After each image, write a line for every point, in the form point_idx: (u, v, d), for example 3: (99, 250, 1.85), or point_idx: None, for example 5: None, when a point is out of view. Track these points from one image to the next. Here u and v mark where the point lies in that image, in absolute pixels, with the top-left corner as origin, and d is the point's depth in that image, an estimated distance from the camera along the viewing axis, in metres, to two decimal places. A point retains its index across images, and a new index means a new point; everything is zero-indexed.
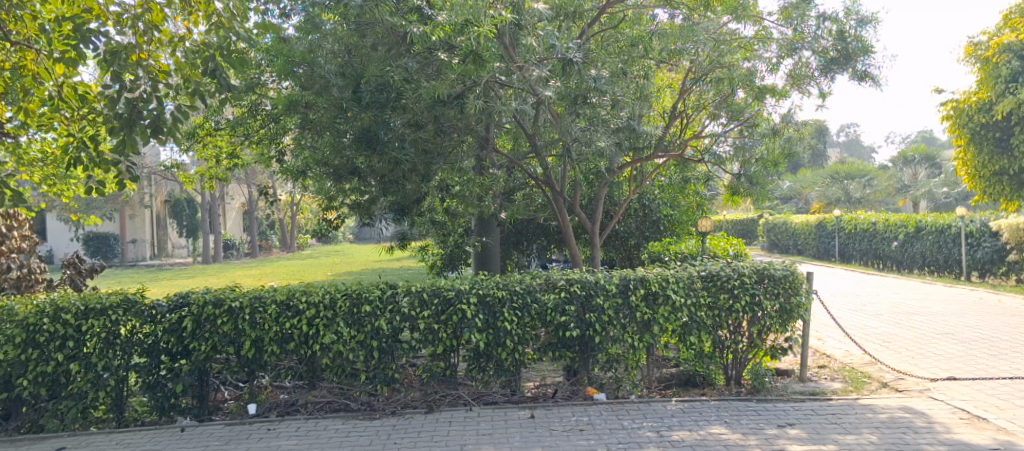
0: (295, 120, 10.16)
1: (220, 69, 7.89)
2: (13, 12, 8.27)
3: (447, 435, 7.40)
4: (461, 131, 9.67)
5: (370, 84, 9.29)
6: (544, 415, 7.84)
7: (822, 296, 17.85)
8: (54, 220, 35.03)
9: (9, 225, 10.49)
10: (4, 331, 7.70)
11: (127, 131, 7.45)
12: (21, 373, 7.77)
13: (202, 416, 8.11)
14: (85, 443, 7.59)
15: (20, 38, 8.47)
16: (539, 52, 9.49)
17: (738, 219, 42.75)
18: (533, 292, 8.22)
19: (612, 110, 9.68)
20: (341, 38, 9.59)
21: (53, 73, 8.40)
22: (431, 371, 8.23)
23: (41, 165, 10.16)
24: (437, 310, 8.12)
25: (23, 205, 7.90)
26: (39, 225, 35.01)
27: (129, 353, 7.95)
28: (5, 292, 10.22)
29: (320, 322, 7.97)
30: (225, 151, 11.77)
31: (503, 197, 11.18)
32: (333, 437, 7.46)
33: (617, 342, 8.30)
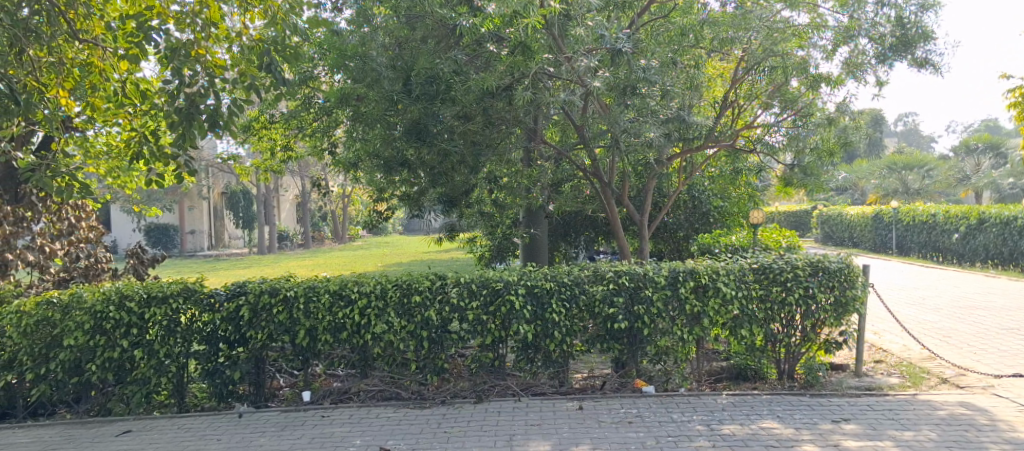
0: (347, 113, 10.37)
1: (275, 64, 8.02)
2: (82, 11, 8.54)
3: (496, 425, 7.48)
4: (509, 123, 9.67)
5: (421, 76, 9.35)
6: (592, 407, 7.87)
7: (879, 289, 17.54)
8: (118, 212, 36.30)
9: (77, 216, 10.95)
10: (73, 318, 7.97)
11: (186, 125, 7.62)
12: (89, 358, 8.04)
13: (258, 403, 8.32)
14: (149, 426, 7.84)
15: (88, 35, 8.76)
16: (587, 42, 9.33)
17: (790, 211, 42.15)
18: (581, 283, 8.26)
19: (662, 101, 9.48)
20: (392, 31, 9.82)
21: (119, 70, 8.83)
22: (480, 362, 8.31)
23: (107, 157, 10.62)
24: (486, 301, 8.18)
25: (89, 197, 8.03)
26: (104, 217, 36.33)
27: (189, 341, 8.17)
28: (75, 280, 10.46)
29: (371, 312, 8.11)
30: (280, 144, 12.02)
31: (550, 190, 11.44)
32: (383, 425, 7.58)
33: (666, 335, 8.31)
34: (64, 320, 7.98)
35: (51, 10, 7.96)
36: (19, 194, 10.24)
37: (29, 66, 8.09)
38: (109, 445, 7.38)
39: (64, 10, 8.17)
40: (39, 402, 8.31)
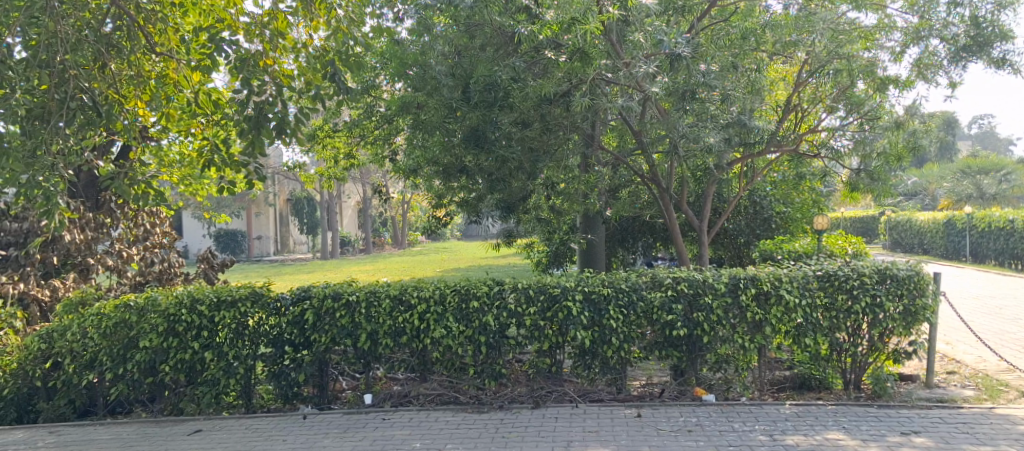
0: (408, 120, 10.52)
1: (338, 74, 8.19)
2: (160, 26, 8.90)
3: (554, 430, 7.48)
4: (567, 129, 9.66)
5: (478, 84, 9.58)
6: (651, 414, 7.82)
7: (955, 297, 17.06)
8: (188, 218, 37.52)
9: (152, 222, 11.37)
10: (148, 320, 8.25)
11: (255, 132, 7.87)
12: (163, 360, 8.29)
13: (322, 404, 8.48)
14: (218, 426, 8.05)
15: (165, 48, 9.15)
16: (645, 48, 9.23)
17: (857, 216, 41.28)
18: (639, 290, 8.23)
19: (721, 105, 9.46)
20: (452, 40, 9.91)
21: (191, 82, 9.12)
22: (538, 367, 8.33)
23: (179, 166, 11.06)
24: (544, 307, 8.21)
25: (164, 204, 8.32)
26: (175, 223, 37.62)
27: (256, 343, 8.37)
28: (151, 284, 10.97)
29: (431, 316, 8.21)
30: (342, 152, 12.22)
31: (608, 195, 11.43)
32: (443, 429, 7.66)
33: (727, 342, 8.21)
34: (140, 322, 8.26)
35: (131, 26, 8.43)
36: (100, 201, 10.76)
37: (111, 79, 8.51)
38: (180, 443, 7.60)
39: (142, 24, 8.56)
40: (117, 401, 8.63)
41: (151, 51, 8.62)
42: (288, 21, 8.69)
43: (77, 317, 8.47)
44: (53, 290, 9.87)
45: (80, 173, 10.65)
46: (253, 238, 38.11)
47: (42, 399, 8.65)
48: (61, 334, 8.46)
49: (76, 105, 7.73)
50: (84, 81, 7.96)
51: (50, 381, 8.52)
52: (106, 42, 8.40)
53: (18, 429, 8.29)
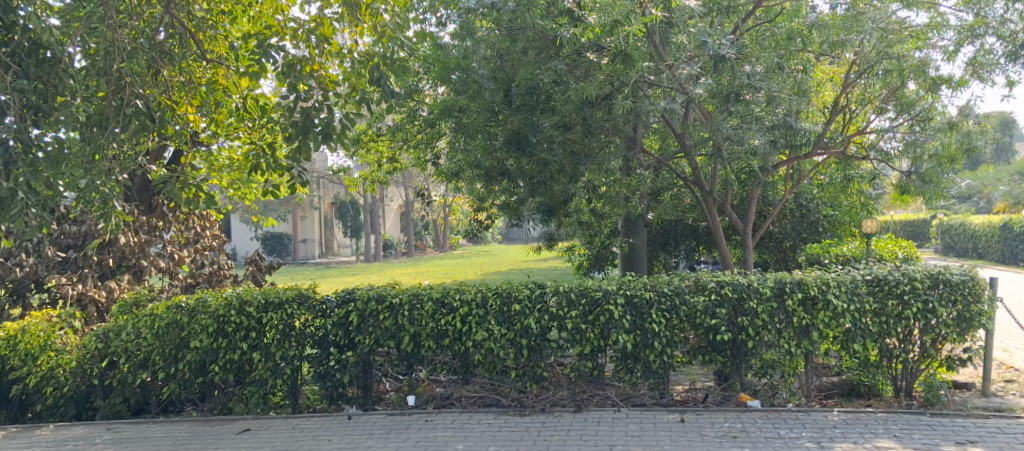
0: (450, 124, 10.57)
1: (383, 78, 8.24)
2: (209, 33, 9.20)
3: (596, 434, 7.43)
4: (609, 132, 9.58)
5: (520, 88, 9.55)
6: (694, 419, 7.75)
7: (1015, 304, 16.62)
8: (236, 222, 38.26)
9: (202, 225, 11.59)
10: (199, 321, 8.37)
11: (301, 137, 8.01)
12: (213, 360, 8.42)
13: (366, 405, 8.56)
14: (266, 425, 8.15)
15: (213, 55, 9.33)
16: (689, 49, 9.22)
17: (908, 219, 40.47)
18: (682, 294, 8.15)
19: (767, 107, 9.29)
20: (494, 43, 9.91)
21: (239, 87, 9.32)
22: (579, 371, 8.31)
23: (228, 170, 11.24)
24: (585, 310, 8.18)
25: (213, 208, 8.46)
26: (224, 226, 38.41)
27: (302, 344, 8.47)
28: (201, 286, 10.95)
29: (473, 319, 8.22)
30: (386, 156, 12.33)
31: (650, 198, 11.36)
32: (485, 431, 7.66)
33: (773, 348, 8.08)
34: (191, 323, 8.39)
35: (183, 33, 8.65)
36: (153, 205, 11.02)
37: (164, 85, 8.77)
38: (229, 442, 7.71)
39: (193, 32, 8.81)
40: (169, 400, 8.82)
41: (202, 57, 8.85)
42: (334, 27, 8.86)
43: (131, 318, 8.62)
44: (109, 291, 10.05)
45: (134, 177, 10.89)
46: (299, 242, 38.79)
47: (98, 397, 8.86)
48: (116, 334, 8.60)
49: (132, 111, 7.94)
50: (139, 88, 8.15)
51: (107, 380, 8.69)
52: (160, 50, 8.57)
53: (77, 426, 8.51)
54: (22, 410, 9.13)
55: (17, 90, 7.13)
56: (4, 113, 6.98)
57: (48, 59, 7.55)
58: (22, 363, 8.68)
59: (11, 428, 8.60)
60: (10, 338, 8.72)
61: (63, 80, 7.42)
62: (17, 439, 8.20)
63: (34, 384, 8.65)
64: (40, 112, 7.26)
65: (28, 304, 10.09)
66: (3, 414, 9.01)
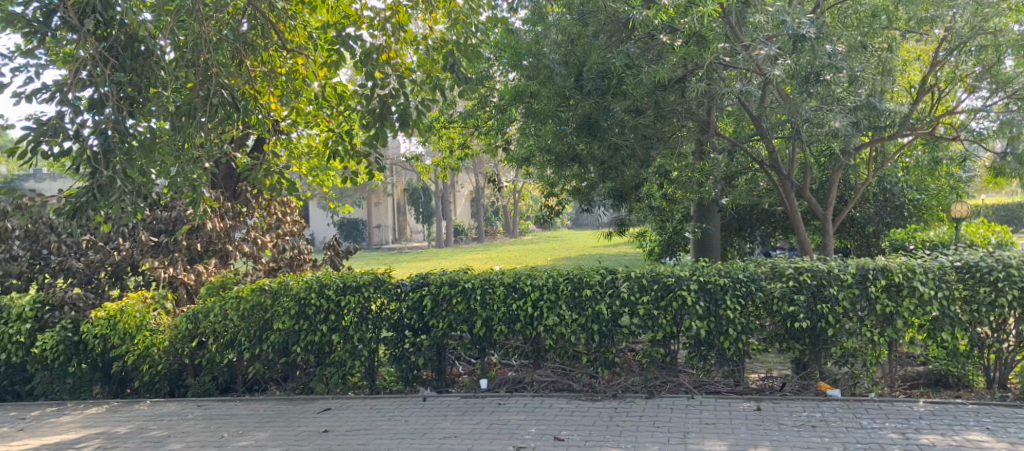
0: (521, 110, 10.48)
1: (457, 64, 8.23)
2: (289, 23, 9.43)
3: (670, 421, 7.33)
4: (682, 116, 9.37)
5: (592, 72, 9.37)
6: (771, 408, 7.57)
7: None
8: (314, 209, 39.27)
9: (284, 211, 11.79)
10: (282, 304, 8.55)
11: (379, 124, 8.19)
12: (295, 341, 8.62)
13: (440, 388, 8.66)
14: (346, 405, 8.30)
15: (294, 44, 9.54)
16: (767, 29, 9.00)
17: (1000, 203, 38.78)
18: (758, 280, 7.98)
19: (850, 87, 9.02)
20: (566, 28, 9.82)
21: (318, 76, 9.67)
22: (651, 357, 8.20)
23: (307, 157, 11.34)
24: (657, 296, 8.07)
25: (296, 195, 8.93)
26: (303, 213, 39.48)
27: (379, 327, 8.59)
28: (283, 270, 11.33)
29: (544, 304, 8.20)
30: (457, 142, 12.33)
31: (724, 183, 11.24)
32: (557, 415, 7.63)
33: (854, 336, 7.85)
34: (274, 306, 8.58)
35: (265, 24, 8.94)
36: (238, 191, 11.35)
37: (247, 76, 8.99)
38: (311, 420, 7.85)
39: (275, 22, 9.05)
40: (255, 379, 9.08)
41: (283, 48, 9.12)
42: (409, 14, 9.01)
43: (219, 300, 8.85)
44: (197, 274, 10.30)
45: (219, 166, 11.33)
46: (373, 228, 39.77)
47: (190, 374, 9.20)
48: (204, 315, 8.84)
49: (219, 101, 8.26)
50: (224, 78, 8.45)
51: (197, 359, 8.98)
52: (243, 41, 8.90)
53: (170, 402, 8.81)
54: (122, 386, 9.51)
55: (115, 82, 7.42)
56: (104, 106, 7.26)
57: (142, 52, 7.74)
58: (121, 342, 8.95)
59: (111, 402, 8.96)
60: (109, 317, 9.01)
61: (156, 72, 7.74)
62: (116, 413, 8.53)
63: (133, 362, 8.98)
64: (136, 104, 7.50)
65: (126, 285, 10.21)
66: (105, 389, 9.43)
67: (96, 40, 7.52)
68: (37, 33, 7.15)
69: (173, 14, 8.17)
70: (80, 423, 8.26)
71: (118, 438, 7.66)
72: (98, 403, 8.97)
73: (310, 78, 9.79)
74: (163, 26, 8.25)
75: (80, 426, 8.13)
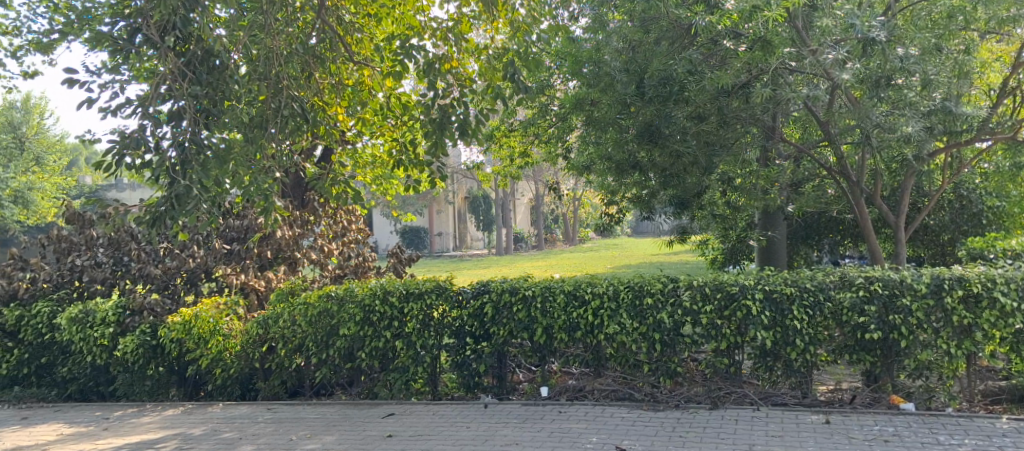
0: (582, 118, 10.43)
1: (516, 73, 8.26)
2: (355, 35, 9.59)
3: (734, 433, 7.16)
4: (745, 122, 9.18)
5: (653, 78, 9.23)
6: (841, 421, 7.35)
7: None
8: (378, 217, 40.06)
9: (349, 220, 11.94)
10: (347, 310, 8.63)
11: (438, 134, 8.31)
12: (359, 347, 8.69)
13: (501, 395, 8.63)
14: (409, 410, 8.32)
15: (360, 56, 9.78)
16: (835, 33, 8.74)
17: None
18: (827, 289, 7.77)
19: (923, 91, 8.71)
20: (627, 35, 9.69)
21: (384, 87, 9.84)
22: (715, 367, 8.04)
23: (371, 167, 11.37)
24: (721, 305, 7.92)
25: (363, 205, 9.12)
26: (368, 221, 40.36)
27: (440, 334, 8.64)
28: (347, 276, 11.35)
29: (605, 312, 8.12)
30: (517, 151, 12.28)
31: (788, 190, 10.55)
32: (619, 424, 7.52)
33: (928, 348, 7.60)
34: (340, 312, 8.65)
35: (333, 38, 9.01)
36: (306, 200, 11.49)
37: (316, 87, 9.16)
38: (375, 425, 7.89)
39: (343, 35, 9.26)
40: (322, 383, 9.17)
41: (350, 60, 9.30)
42: (471, 24, 9.10)
43: (287, 305, 8.99)
44: (267, 280, 10.49)
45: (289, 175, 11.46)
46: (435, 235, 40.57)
47: (261, 378, 9.29)
48: (274, 320, 8.98)
49: (288, 112, 8.40)
50: (294, 90, 8.64)
51: (267, 363, 9.13)
52: (312, 53, 9.06)
53: (241, 405, 8.97)
54: (196, 388, 9.68)
55: (191, 96, 7.60)
56: (181, 118, 7.45)
57: (217, 66, 7.89)
58: (196, 346, 9.20)
59: (187, 405, 9.16)
60: (184, 322, 9.20)
61: (229, 85, 7.84)
62: (192, 415, 8.71)
63: (206, 365, 9.19)
64: (211, 116, 7.64)
65: (200, 292, 10.43)
66: (181, 391, 9.62)
67: (176, 55, 7.82)
68: (121, 50, 7.52)
69: (247, 29, 8.49)
70: (158, 424, 8.47)
71: (193, 439, 7.81)
72: (174, 405, 9.19)
73: (376, 89, 9.95)
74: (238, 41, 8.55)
75: (158, 426, 8.34)
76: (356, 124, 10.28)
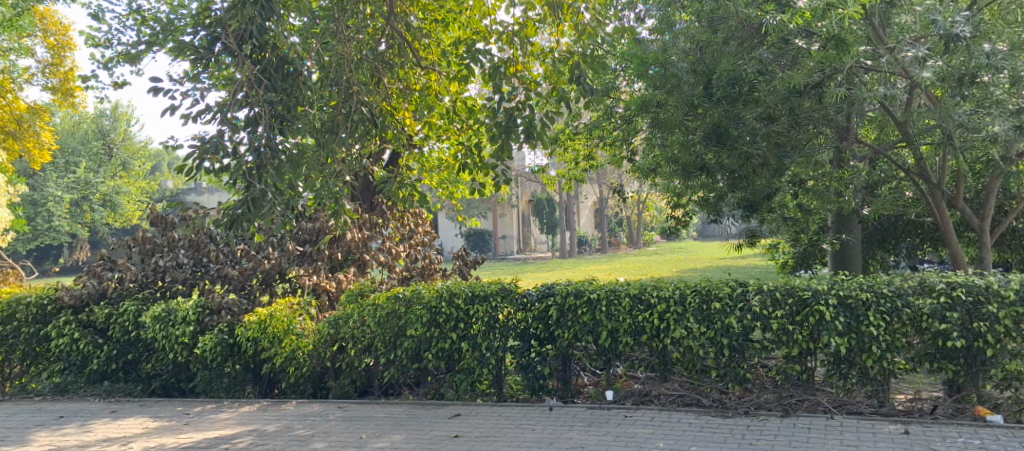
0: (647, 120, 10.34)
1: (584, 76, 8.22)
2: (423, 41, 9.73)
3: (807, 441, 7.00)
4: (819, 122, 8.99)
5: (722, 79, 9.06)
6: (921, 432, 7.10)
7: None
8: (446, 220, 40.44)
9: (416, 222, 12.21)
10: (414, 311, 8.78)
11: (505, 137, 8.32)
12: (426, 348, 8.81)
13: (566, 398, 8.64)
14: (475, 411, 8.40)
15: (428, 62, 9.95)
16: (914, 30, 8.48)
17: None
18: (905, 295, 7.54)
19: (1010, 89, 8.33)
20: (695, 36, 9.57)
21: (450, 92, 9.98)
22: (786, 374, 7.91)
23: (437, 170, 11.67)
24: (792, 310, 7.77)
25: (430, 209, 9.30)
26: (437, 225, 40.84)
27: (506, 336, 8.67)
28: (415, 278, 11.51)
29: (670, 316, 8.04)
30: (582, 154, 12.22)
31: (864, 192, 10.24)
32: (686, 431, 7.43)
33: (1017, 357, 7.31)
34: (407, 313, 8.81)
35: (402, 43, 9.26)
36: (373, 203, 11.88)
37: (385, 93, 9.36)
38: (442, 425, 7.99)
39: (411, 40, 9.38)
40: (390, 383, 9.33)
41: (418, 65, 9.46)
42: (536, 28, 9.15)
43: (358, 306, 9.19)
44: (338, 282, 10.79)
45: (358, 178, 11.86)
46: (500, 239, 41.56)
47: (331, 377, 9.52)
48: (344, 321, 9.20)
49: (358, 117, 8.61)
50: (364, 96, 8.83)
51: (337, 362, 9.32)
52: (381, 60, 9.23)
53: (314, 403, 9.20)
54: (271, 386, 9.96)
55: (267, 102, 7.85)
56: (256, 123, 7.72)
57: (291, 73, 8.21)
58: (271, 345, 9.47)
59: (262, 402, 9.45)
60: (260, 321, 9.48)
61: (303, 92, 8.12)
62: (266, 412, 8.98)
63: (280, 364, 9.45)
64: (285, 121, 7.92)
65: (274, 292, 10.74)
66: (257, 389, 9.92)
67: (252, 63, 8.01)
68: (202, 59, 7.84)
69: (319, 37, 8.76)
70: (235, 420, 8.76)
71: (268, 436, 8.05)
72: (250, 402, 9.49)
73: (443, 93, 10.08)
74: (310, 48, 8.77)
75: (235, 423, 8.63)
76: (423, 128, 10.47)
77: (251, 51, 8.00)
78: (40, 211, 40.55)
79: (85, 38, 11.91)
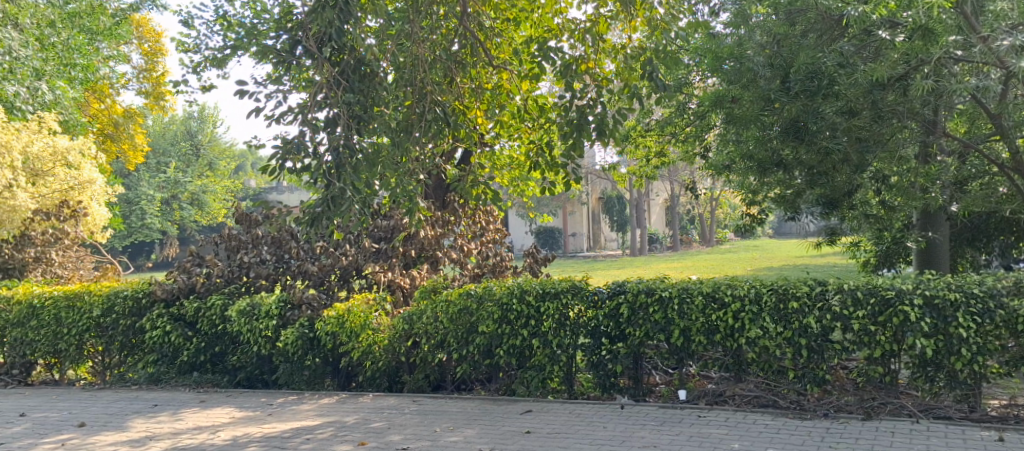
0: (721, 116, 10.19)
1: (656, 72, 8.12)
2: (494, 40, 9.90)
3: (890, 445, 6.77)
4: (904, 116, 8.70)
5: (801, 72, 8.86)
6: (1016, 439, 6.78)
7: None
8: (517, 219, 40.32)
9: (487, 220, 12.31)
10: (486, 308, 8.90)
11: (576, 134, 8.33)
12: (498, 344, 8.88)
13: (637, 396, 8.60)
14: (546, 408, 8.44)
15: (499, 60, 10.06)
16: (1011, 17, 8.24)
17: None
18: (998, 296, 7.21)
19: None
20: (772, 28, 9.42)
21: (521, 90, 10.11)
22: (867, 376, 7.67)
23: (508, 168, 11.75)
24: (875, 311, 7.51)
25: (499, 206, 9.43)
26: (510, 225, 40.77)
27: (576, 334, 8.67)
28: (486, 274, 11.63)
29: (745, 316, 7.89)
30: (654, 151, 12.11)
31: (953, 188, 9.84)
32: (763, 432, 7.29)
33: None
34: (479, 310, 8.94)
35: (473, 43, 9.39)
36: (446, 201, 12.05)
37: (457, 92, 9.49)
38: (515, 421, 8.06)
39: (483, 40, 9.51)
40: (462, 379, 9.50)
41: (489, 64, 9.59)
42: (609, 25, 9.19)
43: (431, 302, 9.34)
44: (411, 278, 11.02)
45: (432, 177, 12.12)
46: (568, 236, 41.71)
47: (406, 371, 9.73)
48: (418, 316, 9.34)
49: (432, 117, 8.83)
50: (437, 96, 9.03)
51: (412, 357, 9.51)
52: (454, 59, 9.37)
53: (390, 396, 9.41)
54: (349, 379, 10.23)
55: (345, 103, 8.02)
56: (335, 124, 7.92)
57: (367, 73, 8.38)
58: (348, 339, 9.66)
59: (341, 394, 9.72)
60: (338, 316, 9.74)
61: (379, 92, 8.31)
62: (345, 404, 9.24)
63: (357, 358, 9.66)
64: (362, 121, 8.04)
65: (352, 287, 10.98)
66: (335, 382, 10.20)
67: (331, 65, 8.26)
68: (284, 62, 8.11)
69: (394, 38, 9.01)
70: (316, 411, 9.04)
71: (347, 427, 8.27)
72: (330, 395, 9.77)
73: (514, 92, 10.14)
74: (386, 50, 9.01)
75: (316, 414, 8.90)
76: (495, 127, 10.51)
77: (330, 53, 8.24)
78: (135, 209, 42.09)
79: (176, 44, 12.49)
